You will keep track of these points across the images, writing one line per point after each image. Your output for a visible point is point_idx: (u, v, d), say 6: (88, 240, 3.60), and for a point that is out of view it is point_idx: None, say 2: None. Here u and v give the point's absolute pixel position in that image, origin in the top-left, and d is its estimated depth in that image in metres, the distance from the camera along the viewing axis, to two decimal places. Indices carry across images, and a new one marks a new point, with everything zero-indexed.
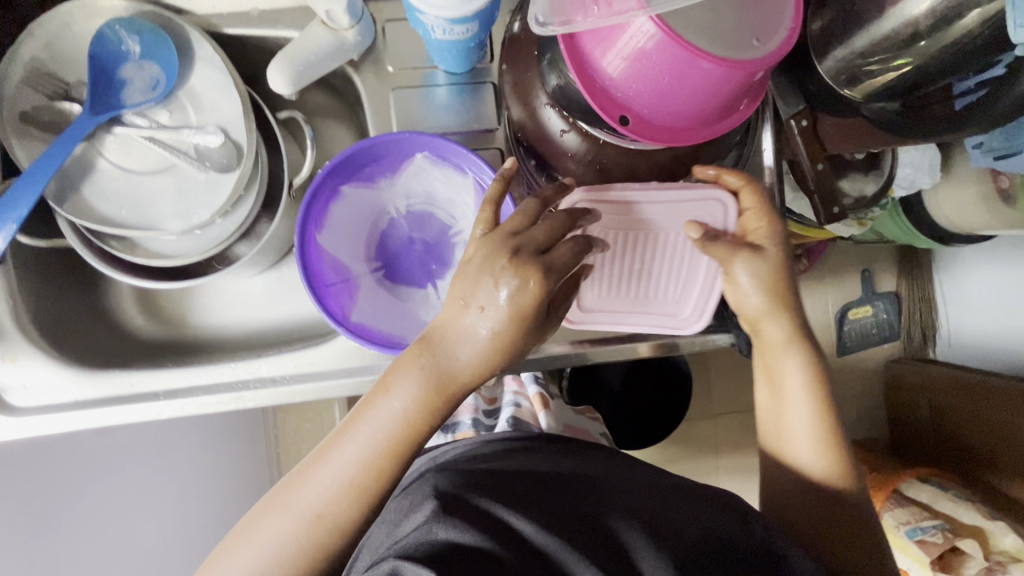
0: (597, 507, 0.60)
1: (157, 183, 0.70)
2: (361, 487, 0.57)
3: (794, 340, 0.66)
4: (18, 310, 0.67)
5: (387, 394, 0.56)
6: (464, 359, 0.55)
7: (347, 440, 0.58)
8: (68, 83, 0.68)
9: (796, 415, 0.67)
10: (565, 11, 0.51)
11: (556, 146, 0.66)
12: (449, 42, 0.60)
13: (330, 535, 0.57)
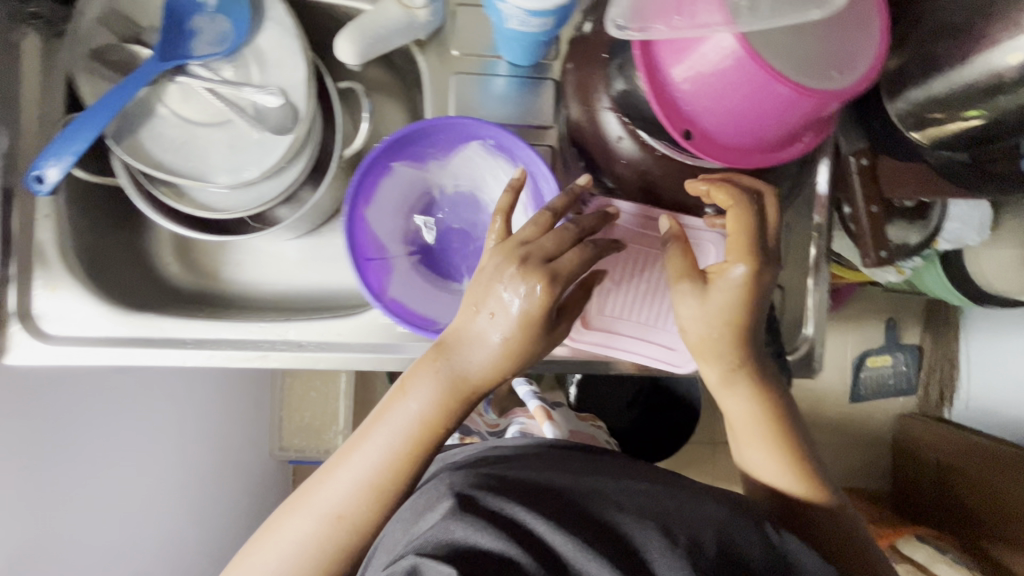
0: (608, 507, 0.59)
1: (213, 136, 0.71)
2: (384, 491, 0.57)
3: (736, 372, 0.63)
4: (63, 241, 0.68)
5: (405, 397, 0.57)
6: (479, 364, 0.55)
7: (366, 442, 0.58)
8: (140, 27, 0.68)
9: (750, 447, 0.66)
10: (644, 18, 0.50)
11: (611, 153, 0.65)
12: (520, 34, 0.60)
13: (348, 535, 0.57)
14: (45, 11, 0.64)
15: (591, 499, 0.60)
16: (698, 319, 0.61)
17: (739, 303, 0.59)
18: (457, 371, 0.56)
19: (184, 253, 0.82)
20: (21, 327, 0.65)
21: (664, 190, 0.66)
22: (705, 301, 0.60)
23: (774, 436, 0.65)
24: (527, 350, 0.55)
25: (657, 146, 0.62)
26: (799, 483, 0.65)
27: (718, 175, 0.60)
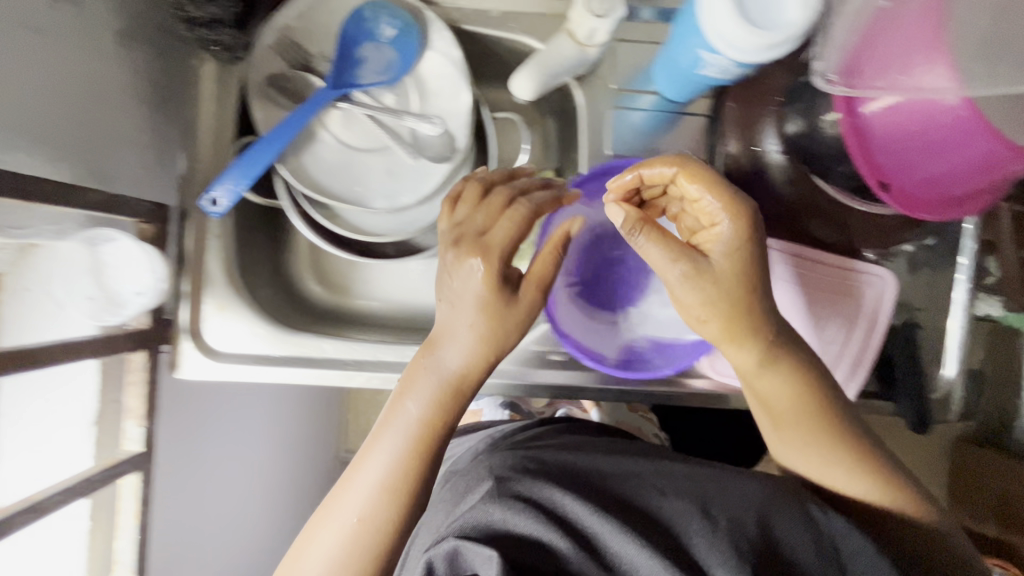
0: (650, 492, 0.56)
1: (372, 162, 0.73)
2: (411, 492, 0.54)
3: (769, 361, 0.57)
4: (229, 259, 0.70)
5: (403, 400, 0.56)
6: (458, 358, 0.56)
7: (378, 445, 0.55)
8: (310, 54, 0.70)
9: (786, 438, 0.61)
10: (856, 77, 0.52)
11: (774, 192, 0.66)
12: (704, 78, 0.60)
13: (380, 536, 0.53)
14: (228, 39, 0.66)
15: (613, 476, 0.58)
16: (694, 297, 0.55)
17: (677, 267, 0.54)
18: (448, 374, 0.56)
19: (319, 268, 0.83)
20: (192, 343, 0.68)
21: (825, 233, 0.67)
22: (698, 281, 0.54)
23: (786, 415, 0.60)
24: (505, 335, 0.56)
25: (828, 189, 0.64)
26: (863, 480, 0.59)
27: (647, 157, 0.57)
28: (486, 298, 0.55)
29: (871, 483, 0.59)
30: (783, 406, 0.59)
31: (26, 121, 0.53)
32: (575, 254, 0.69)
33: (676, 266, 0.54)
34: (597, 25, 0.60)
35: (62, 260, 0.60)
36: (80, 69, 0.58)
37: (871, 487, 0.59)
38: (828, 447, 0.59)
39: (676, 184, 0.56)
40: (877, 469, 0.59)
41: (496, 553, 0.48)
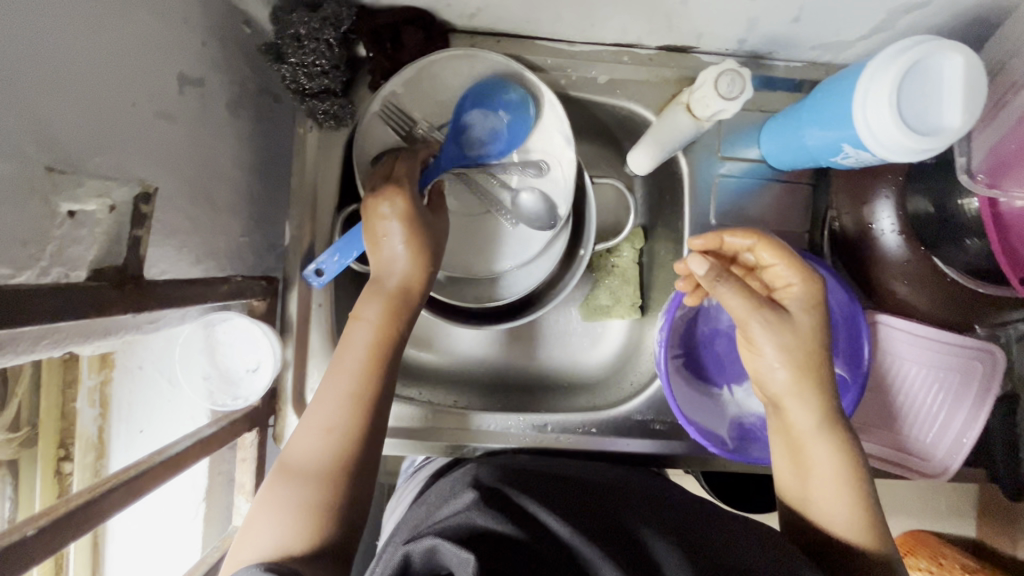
0: (636, 519, 0.50)
1: (472, 227, 0.73)
2: (358, 421, 0.52)
3: (823, 429, 0.53)
4: (330, 327, 0.69)
5: (357, 321, 0.56)
6: (397, 276, 0.58)
7: (341, 366, 0.54)
8: (415, 120, 0.68)
9: (815, 490, 0.53)
10: (1000, 181, 0.54)
11: (891, 270, 0.64)
12: (829, 161, 0.60)
13: (326, 461, 0.50)
14: (336, 109, 0.65)
15: (608, 496, 0.54)
16: (786, 374, 0.53)
17: (777, 348, 0.53)
18: (401, 267, 0.58)
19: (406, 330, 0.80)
20: (296, 415, 0.68)
21: (937, 309, 0.66)
22: (783, 337, 0.52)
23: (816, 473, 0.53)
24: (428, 245, 0.60)
25: (947, 270, 0.62)
26: (845, 513, 0.52)
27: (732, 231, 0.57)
28: (409, 213, 0.58)
29: (862, 530, 0.51)
30: (828, 479, 0.53)
31: (160, 212, 0.52)
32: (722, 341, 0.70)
33: (769, 330, 0.53)
34: (723, 106, 0.59)
35: (182, 343, 0.59)
36: (201, 149, 0.57)
37: (849, 521, 0.52)
38: (854, 504, 0.52)
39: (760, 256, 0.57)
40: (859, 491, 0.52)
41: (472, 555, 0.42)
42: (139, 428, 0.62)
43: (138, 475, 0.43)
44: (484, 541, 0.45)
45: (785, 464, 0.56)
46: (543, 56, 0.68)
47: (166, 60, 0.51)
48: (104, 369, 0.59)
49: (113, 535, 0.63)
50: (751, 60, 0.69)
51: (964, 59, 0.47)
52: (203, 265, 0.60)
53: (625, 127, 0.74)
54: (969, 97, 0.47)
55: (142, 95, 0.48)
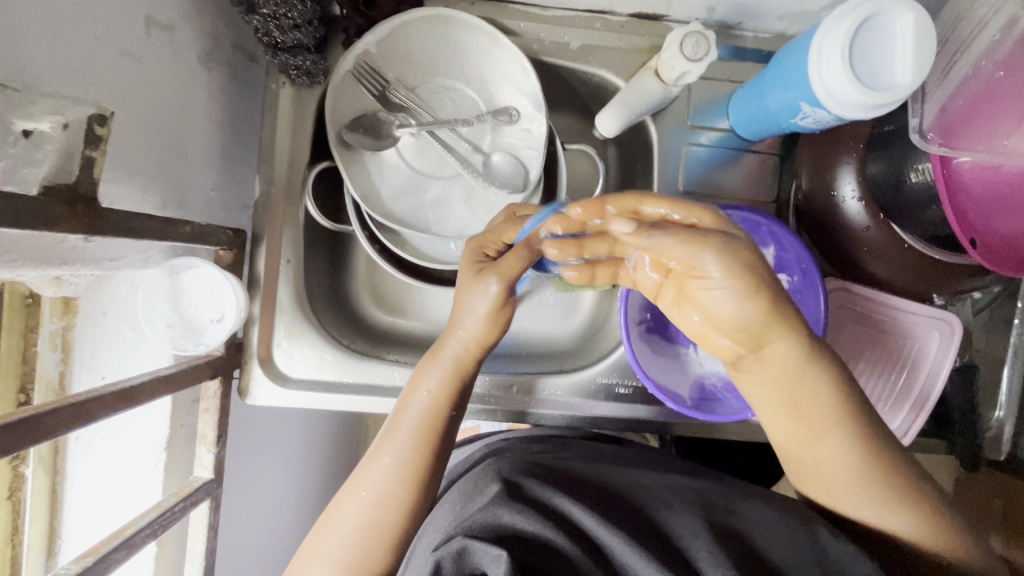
0: (658, 508, 0.51)
1: (443, 190, 0.72)
2: (419, 476, 0.56)
3: (811, 362, 0.49)
4: (300, 283, 0.69)
5: (415, 389, 0.59)
6: (463, 342, 0.59)
7: (402, 422, 0.58)
8: (387, 80, 0.69)
9: (837, 451, 0.51)
10: (946, 138, 0.54)
11: (854, 238, 0.65)
12: (792, 126, 0.61)
13: (380, 513, 0.54)
14: (309, 64, 0.65)
15: (629, 486, 0.54)
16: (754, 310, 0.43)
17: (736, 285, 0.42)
18: (467, 338, 0.59)
19: (377, 292, 0.80)
20: (262, 370, 0.68)
21: (898, 278, 0.67)
22: (732, 259, 0.41)
23: (827, 440, 0.51)
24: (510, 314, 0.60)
25: (906, 237, 0.62)
26: (868, 493, 0.52)
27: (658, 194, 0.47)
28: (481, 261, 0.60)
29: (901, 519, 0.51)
30: (843, 448, 0.51)
31: (124, 152, 0.53)
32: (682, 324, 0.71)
33: (720, 273, 0.42)
34: (688, 68, 0.60)
35: (145, 287, 0.60)
36: (171, 96, 0.58)
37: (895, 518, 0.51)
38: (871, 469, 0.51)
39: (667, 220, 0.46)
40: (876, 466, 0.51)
41: (505, 552, 0.43)
42: (101, 373, 0.62)
43: (88, 400, 0.43)
44: (519, 543, 0.45)
45: (773, 413, 0.53)
46: (518, 20, 0.69)
47: None
48: (68, 314, 0.60)
49: (73, 482, 0.62)
50: (721, 31, 0.71)
51: (914, 17, 0.48)
52: (169, 212, 0.60)
53: (598, 95, 0.74)
54: (919, 57, 0.49)
55: (106, 30, 0.48)
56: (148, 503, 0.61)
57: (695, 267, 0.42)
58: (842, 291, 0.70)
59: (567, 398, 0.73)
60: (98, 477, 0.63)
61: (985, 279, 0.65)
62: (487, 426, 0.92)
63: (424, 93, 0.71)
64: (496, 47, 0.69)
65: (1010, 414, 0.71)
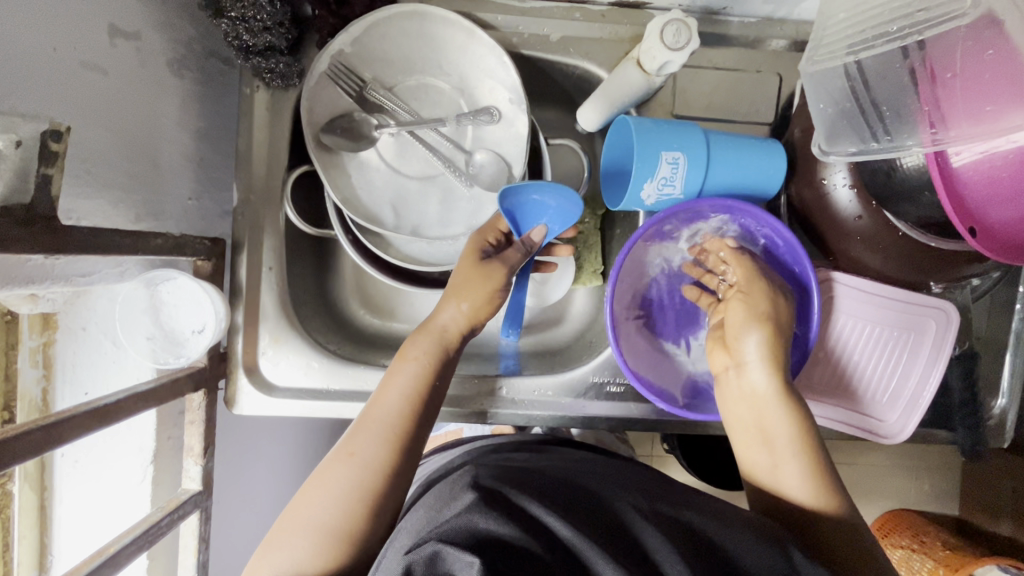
0: (630, 516, 0.50)
1: (425, 191, 0.71)
2: (400, 441, 0.56)
3: (783, 396, 0.56)
4: (283, 292, 0.69)
5: (403, 359, 0.60)
6: (455, 319, 0.63)
7: (387, 393, 0.58)
8: (364, 80, 0.67)
9: (781, 459, 0.55)
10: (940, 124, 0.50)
11: (845, 228, 0.63)
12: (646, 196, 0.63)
13: (365, 473, 0.52)
14: (282, 67, 0.64)
15: (607, 496, 0.53)
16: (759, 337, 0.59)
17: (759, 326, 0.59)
18: (459, 315, 0.63)
19: (364, 297, 0.79)
20: (248, 379, 0.67)
21: (893, 267, 0.65)
22: (755, 300, 0.61)
23: (781, 447, 0.55)
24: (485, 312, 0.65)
25: (900, 226, 0.61)
26: (811, 481, 0.53)
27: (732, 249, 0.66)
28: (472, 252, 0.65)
29: (805, 486, 0.53)
30: (792, 454, 0.55)
31: (89, 165, 0.52)
32: (673, 316, 0.70)
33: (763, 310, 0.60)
34: (670, 57, 0.59)
35: (122, 301, 0.59)
36: (141, 107, 0.57)
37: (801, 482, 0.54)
38: (809, 473, 0.54)
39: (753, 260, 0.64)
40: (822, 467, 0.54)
41: (478, 559, 0.42)
42: (84, 390, 0.62)
43: (58, 421, 0.43)
44: (492, 546, 0.44)
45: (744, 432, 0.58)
46: (495, 14, 0.67)
47: (93, 8, 0.50)
48: (48, 330, 0.60)
49: (60, 497, 0.62)
50: (705, 17, 0.69)
51: (680, 61, 0.59)
52: (144, 224, 0.59)
53: (581, 87, 0.73)
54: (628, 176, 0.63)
55: (65, 41, 0.47)
56: (137, 516, 0.61)
57: (750, 291, 0.62)
58: (831, 288, 0.69)
59: (556, 397, 0.72)
60: (85, 492, 0.62)
61: (985, 265, 0.63)
62: (472, 431, 0.91)
63: (402, 92, 0.69)
64: (474, 42, 0.67)
65: (1012, 401, 0.71)
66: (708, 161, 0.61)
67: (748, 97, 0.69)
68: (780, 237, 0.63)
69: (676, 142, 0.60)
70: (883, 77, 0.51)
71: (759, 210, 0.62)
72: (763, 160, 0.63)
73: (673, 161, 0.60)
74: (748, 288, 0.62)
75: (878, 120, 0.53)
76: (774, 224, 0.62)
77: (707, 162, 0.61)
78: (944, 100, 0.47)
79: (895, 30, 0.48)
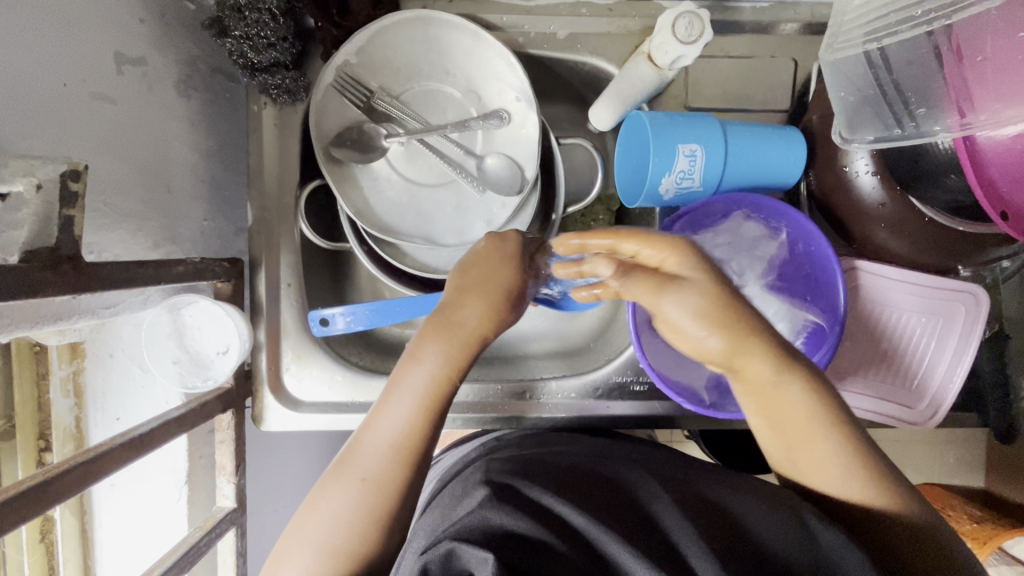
0: (656, 501, 0.50)
1: (438, 199, 0.71)
2: (414, 459, 0.50)
3: (812, 397, 0.50)
4: (302, 307, 0.69)
5: (415, 363, 0.52)
6: (475, 315, 0.54)
7: (390, 409, 0.51)
8: (371, 90, 0.67)
9: (819, 464, 0.51)
10: None
11: (867, 215, 0.62)
12: (664, 193, 0.61)
13: (371, 496, 0.48)
14: (288, 83, 0.63)
15: (628, 481, 0.53)
16: (719, 344, 0.49)
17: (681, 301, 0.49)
18: (481, 314, 0.54)
19: None
20: (273, 396, 0.68)
21: (918, 253, 0.64)
22: (691, 302, 0.49)
23: (812, 445, 0.50)
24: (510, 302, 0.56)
25: (926, 211, 0.59)
26: (849, 472, 0.50)
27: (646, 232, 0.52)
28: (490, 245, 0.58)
29: (850, 469, 0.49)
30: (831, 451, 0.50)
31: (105, 196, 0.52)
32: None
33: (691, 311, 0.49)
34: (683, 52, 0.57)
35: (148, 328, 0.60)
36: (151, 133, 0.57)
37: (845, 469, 0.50)
38: (856, 471, 0.49)
39: (618, 242, 0.52)
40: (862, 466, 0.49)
41: (491, 555, 0.43)
42: (116, 416, 0.63)
43: (96, 457, 0.44)
44: (505, 542, 0.45)
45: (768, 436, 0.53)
46: (500, 14, 0.66)
47: (100, 39, 0.50)
48: (76, 359, 0.60)
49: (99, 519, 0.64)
50: (716, 4, 0.67)
51: (693, 55, 0.58)
52: (162, 250, 0.59)
53: (590, 83, 0.71)
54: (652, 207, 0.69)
55: (74, 76, 0.47)
56: (175, 537, 0.63)
57: (659, 297, 0.49)
58: (856, 276, 0.68)
59: (580, 400, 0.72)
60: (123, 514, 0.64)
61: (1015, 247, 0.62)
62: None
63: (410, 100, 0.69)
64: (480, 44, 0.66)
65: None
66: (726, 154, 0.60)
67: (763, 84, 0.67)
68: (802, 229, 0.61)
69: (693, 134, 0.59)
70: (907, 62, 0.49)
71: (779, 205, 0.61)
72: (779, 153, 0.61)
73: (690, 154, 0.59)
74: (662, 315, 0.50)
75: (903, 106, 0.51)
76: (798, 218, 0.61)
77: (725, 157, 0.60)
78: (973, 84, 0.45)
79: (920, 14, 0.46)
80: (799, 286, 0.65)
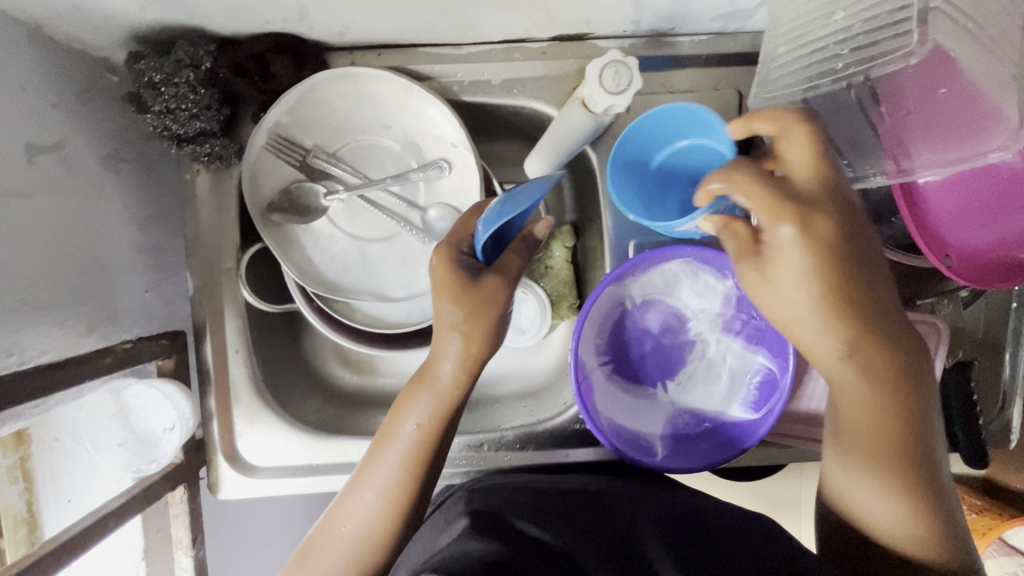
0: (646, 537, 0.49)
1: (384, 253, 0.69)
2: (402, 512, 0.54)
3: (874, 397, 0.46)
4: (252, 372, 0.68)
5: (400, 419, 0.54)
6: (450, 364, 0.54)
7: (376, 469, 0.54)
8: (306, 148, 0.65)
9: (858, 471, 0.48)
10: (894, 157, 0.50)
11: None
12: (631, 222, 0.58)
13: (359, 547, 0.53)
14: (218, 150, 0.62)
15: (624, 512, 0.53)
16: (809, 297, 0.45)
17: (803, 272, 0.45)
18: (457, 358, 0.54)
19: (340, 359, 0.77)
20: (228, 464, 0.68)
21: None
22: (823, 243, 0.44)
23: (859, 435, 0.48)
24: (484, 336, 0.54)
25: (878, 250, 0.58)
26: (883, 486, 0.47)
27: (757, 110, 0.50)
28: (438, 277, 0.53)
29: (883, 480, 0.47)
30: (870, 470, 0.47)
31: (28, 291, 0.51)
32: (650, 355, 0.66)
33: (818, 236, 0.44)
34: (614, 101, 0.56)
35: (89, 412, 0.59)
36: (78, 217, 0.56)
37: (877, 480, 0.47)
38: (896, 491, 0.46)
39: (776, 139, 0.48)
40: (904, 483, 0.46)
41: None
42: (67, 497, 0.63)
43: None
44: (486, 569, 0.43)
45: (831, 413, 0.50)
46: (430, 64, 0.64)
47: (8, 134, 0.49)
48: (22, 446, 0.59)
49: None
50: (654, 39, 0.64)
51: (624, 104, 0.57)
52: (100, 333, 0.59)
53: (532, 124, 0.69)
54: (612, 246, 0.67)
55: None
56: None
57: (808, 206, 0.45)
58: None
59: (539, 448, 0.71)
60: None
61: None
62: None
63: (347, 155, 0.67)
64: (412, 96, 0.64)
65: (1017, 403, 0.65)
66: None
67: None
68: None
69: None
70: None
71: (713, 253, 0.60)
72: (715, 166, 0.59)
73: None
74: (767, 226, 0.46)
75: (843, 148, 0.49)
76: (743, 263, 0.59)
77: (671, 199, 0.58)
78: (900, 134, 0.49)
79: (841, 68, 0.48)
80: (753, 325, 0.63)
